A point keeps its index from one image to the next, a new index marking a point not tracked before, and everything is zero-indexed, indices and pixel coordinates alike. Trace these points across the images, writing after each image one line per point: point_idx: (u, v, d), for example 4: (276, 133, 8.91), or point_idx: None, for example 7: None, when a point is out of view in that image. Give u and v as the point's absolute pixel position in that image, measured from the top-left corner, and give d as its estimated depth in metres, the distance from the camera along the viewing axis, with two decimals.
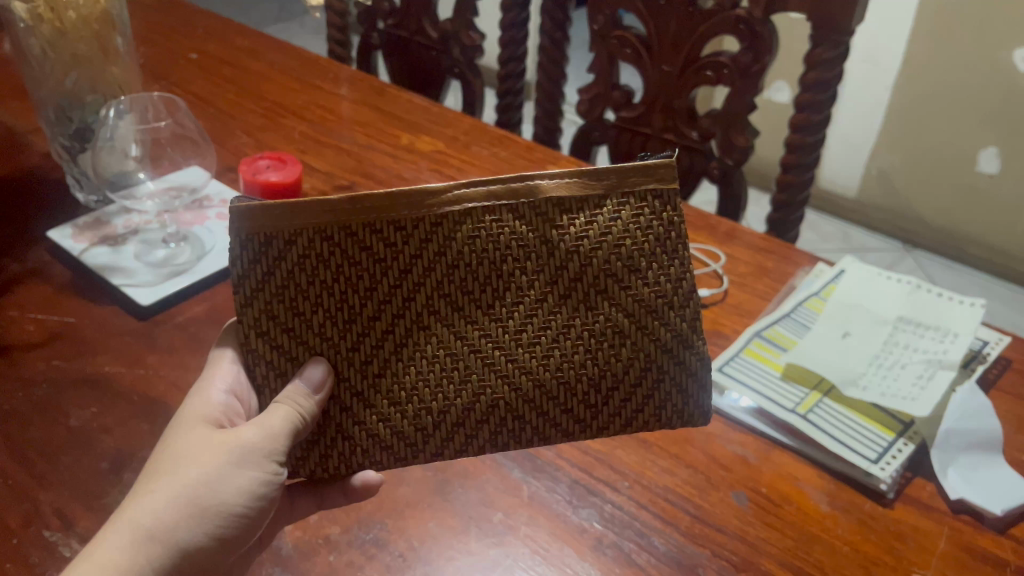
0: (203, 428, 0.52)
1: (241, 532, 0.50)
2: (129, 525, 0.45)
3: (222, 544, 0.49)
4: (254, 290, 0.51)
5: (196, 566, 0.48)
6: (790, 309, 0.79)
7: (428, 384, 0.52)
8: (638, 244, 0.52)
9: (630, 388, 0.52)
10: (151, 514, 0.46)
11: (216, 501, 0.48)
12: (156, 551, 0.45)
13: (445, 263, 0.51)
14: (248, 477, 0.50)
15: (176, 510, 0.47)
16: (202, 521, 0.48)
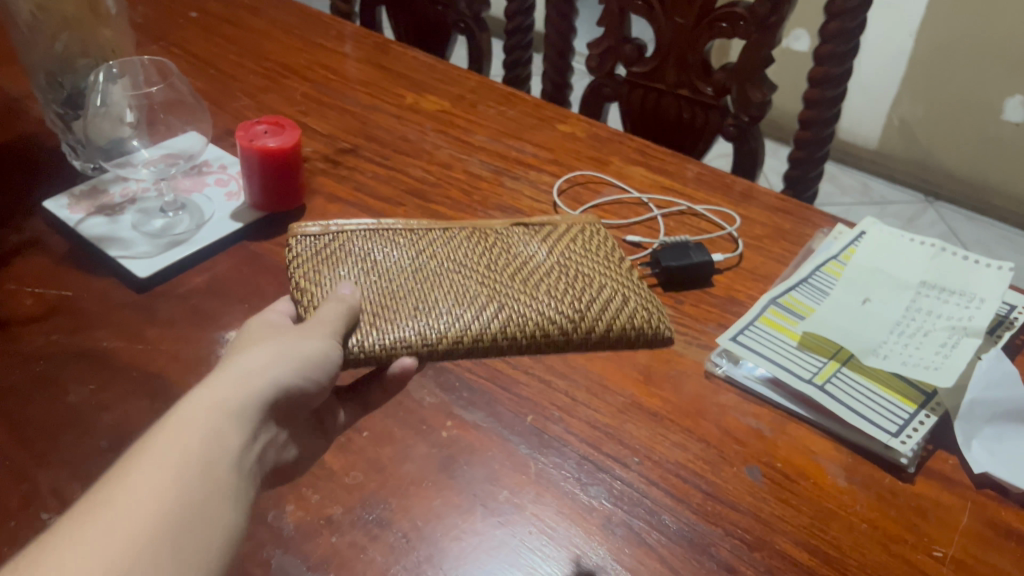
0: (264, 324, 0.54)
1: (318, 395, 0.52)
2: (230, 371, 0.46)
3: (300, 400, 0.50)
4: (306, 262, 0.64)
5: (280, 413, 0.48)
6: (807, 276, 0.75)
7: (447, 302, 0.62)
8: (587, 234, 0.73)
9: (607, 310, 0.64)
10: (252, 362, 0.47)
11: (300, 353, 0.50)
12: (262, 388, 0.46)
13: (450, 240, 0.69)
14: (320, 344, 0.52)
15: (273, 356, 0.48)
16: (299, 365, 0.49)
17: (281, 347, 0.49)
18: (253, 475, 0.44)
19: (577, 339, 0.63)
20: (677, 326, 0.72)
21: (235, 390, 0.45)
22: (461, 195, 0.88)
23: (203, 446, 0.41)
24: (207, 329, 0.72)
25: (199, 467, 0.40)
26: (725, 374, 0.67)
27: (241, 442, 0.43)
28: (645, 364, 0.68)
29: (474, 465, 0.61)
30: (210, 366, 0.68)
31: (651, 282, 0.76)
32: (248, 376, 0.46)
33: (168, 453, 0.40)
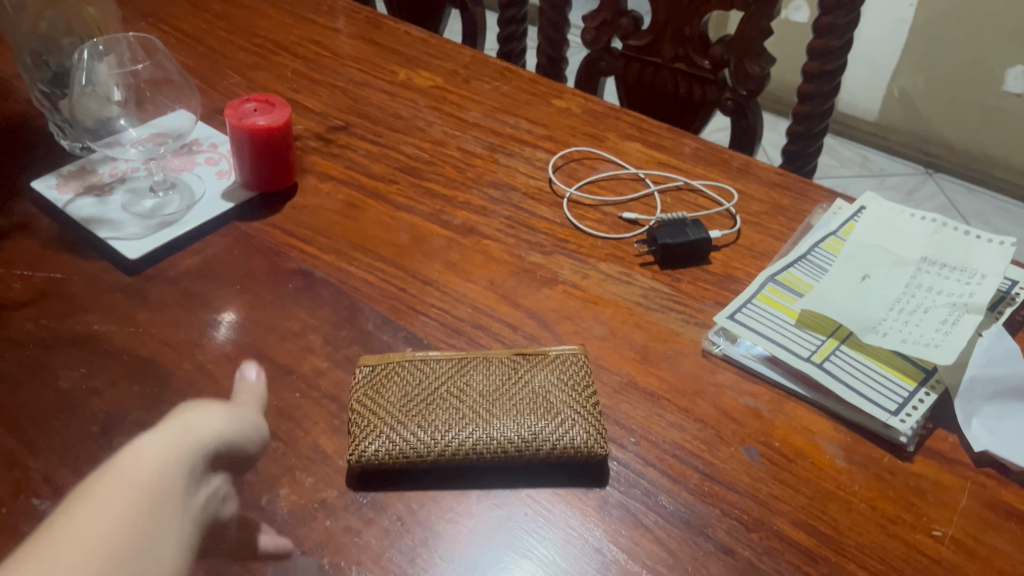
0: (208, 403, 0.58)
1: (250, 458, 0.57)
2: (179, 419, 0.52)
3: (227, 468, 0.54)
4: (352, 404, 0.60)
5: (212, 463, 0.52)
6: (806, 253, 0.74)
7: (420, 445, 0.57)
8: (584, 376, 0.62)
9: (543, 442, 0.57)
10: (191, 421, 0.52)
11: (229, 424, 0.55)
12: (209, 533, 0.52)
13: (469, 378, 0.62)
14: (249, 434, 0.57)
15: (207, 416, 0.53)
16: (227, 427, 0.54)
17: (212, 413, 0.54)
18: (197, 520, 0.48)
19: (525, 455, 0.57)
20: (675, 305, 0.71)
21: (178, 441, 0.50)
22: (455, 172, 0.87)
23: (147, 484, 0.46)
24: (199, 312, 0.71)
25: (144, 508, 0.45)
26: (723, 353, 0.66)
27: (183, 486, 0.48)
28: (642, 343, 0.67)
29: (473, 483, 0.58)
30: (202, 349, 0.68)
31: (648, 260, 0.75)
32: (193, 424, 0.52)
33: (112, 505, 0.45)
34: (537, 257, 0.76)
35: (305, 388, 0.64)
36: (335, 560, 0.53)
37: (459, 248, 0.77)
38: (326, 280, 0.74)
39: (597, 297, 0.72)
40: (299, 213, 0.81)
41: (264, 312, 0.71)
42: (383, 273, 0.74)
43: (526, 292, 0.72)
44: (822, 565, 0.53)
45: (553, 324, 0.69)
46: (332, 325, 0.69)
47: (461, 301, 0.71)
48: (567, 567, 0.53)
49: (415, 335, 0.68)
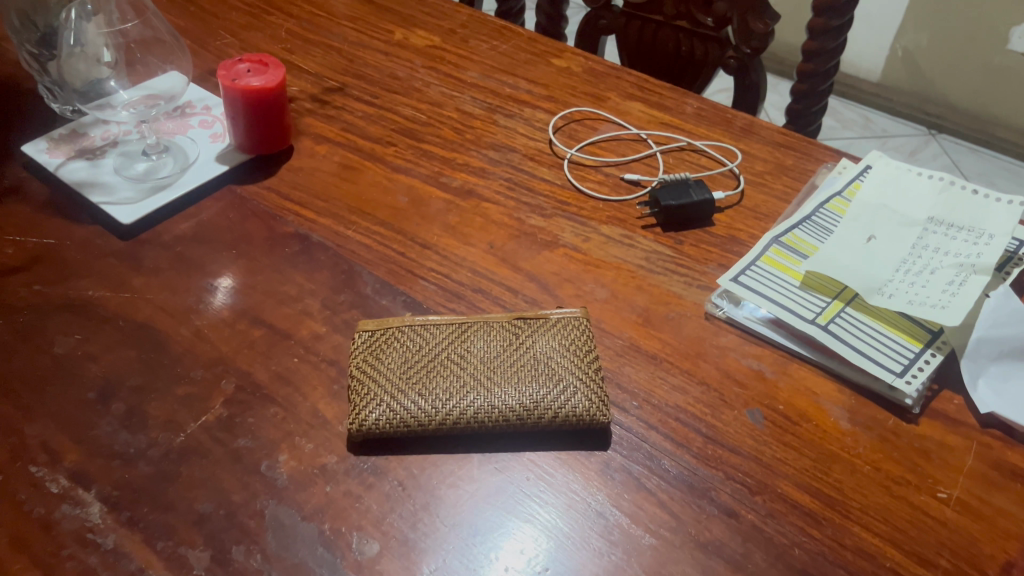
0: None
1: None
2: None
3: None
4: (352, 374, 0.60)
5: None
6: (811, 214, 0.72)
7: (423, 413, 0.57)
8: (585, 341, 0.61)
9: (550, 411, 0.57)
10: None
11: None
12: None
13: (469, 342, 0.61)
14: None
15: None
16: None
17: None
18: None
19: (531, 424, 0.57)
20: (677, 268, 0.70)
21: None
22: (453, 134, 0.86)
23: None
24: (194, 278, 0.70)
25: None
26: (726, 316, 0.65)
27: None
28: (644, 306, 0.67)
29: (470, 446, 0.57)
30: (199, 315, 0.67)
31: (650, 222, 0.74)
32: None
33: None
34: (538, 219, 0.75)
35: (304, 352, 0.63)
36: (336, 525, 0.53)
37: (458, 211, 0.76)
38: (323, 244, 0.73)
39: (599, 260, 0.71)
40: (295, 177, 0.80)
41: (261, 276, 0.70)
42: (381, 236, 0.73)
43: (526, 255, 0.71)
44: (825, 528, 0.53)
45: (554, 287, 0.68)
46: (330, 289, 0.68)
47: (460, 264, 0.70)
48: (569, 532, 0.53)
49: (414, 299, 0.67)
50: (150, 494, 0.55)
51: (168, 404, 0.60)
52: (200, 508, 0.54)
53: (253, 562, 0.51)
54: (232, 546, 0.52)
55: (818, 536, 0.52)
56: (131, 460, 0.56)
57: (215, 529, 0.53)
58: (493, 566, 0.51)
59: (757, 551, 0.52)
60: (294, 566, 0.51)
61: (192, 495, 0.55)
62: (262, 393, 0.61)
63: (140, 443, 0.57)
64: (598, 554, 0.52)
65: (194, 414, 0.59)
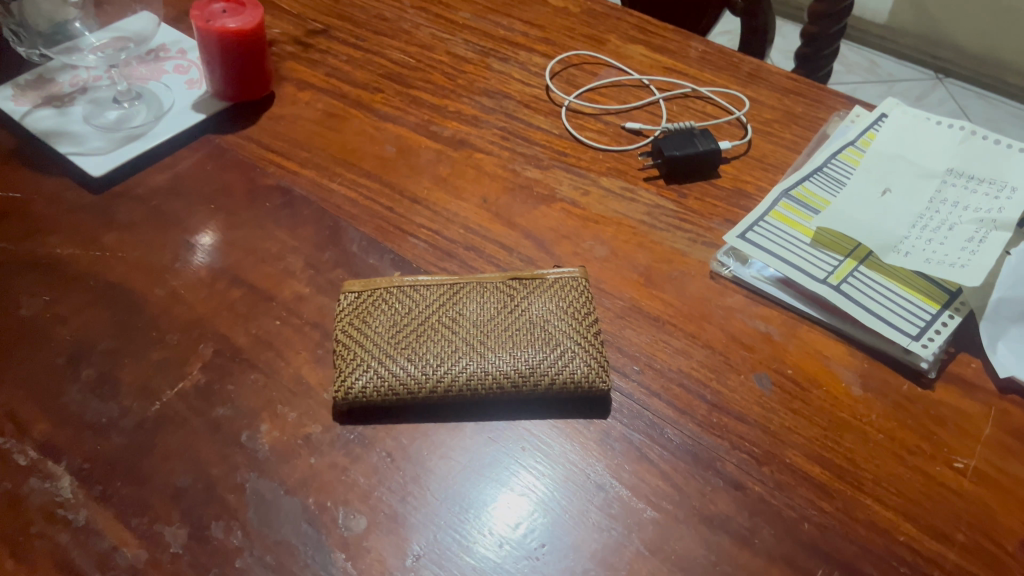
0: None
1: None
2: None
3: None
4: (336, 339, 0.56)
5: None
6: (822, 165, 0.68)
7: (412, 380, 0.53)
8: (583, 302, 0.58)
9: (547, 378, 0.54)
10: None
11: None
12: None
13: (460, 304, 0.58)
14: None
15: None
16: None
17: None
18: None
19: (526, 391, 0.54)
20: (681, 223, 0.66)
21: None
22: (444, 79, 0.81)
23: None
24: (170, 232, 0.65)
25: None
26: (732, 275, 0.62)
27: None
28: (646, 264, 0.63)
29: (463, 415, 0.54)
30: (175, 273, 0.63)
31: (652, 174, 0.70)
32: None
33: None
34: (534, 172, 0.71)
35: (286, 314, 0.60)
36: (320, 499, 0.50)
37: (449, 162, 0.72)
38: (306, 197, 0.68)
39: (598, 215, 0.67)
40: (276, 126, 0.76)
41: (240, 231, 0.66)
42: (368, 189, 0.69)
43: (521, 210, 0.67)
44: (836, 501, 0.50)
45: (551, 244, 0.64)
46: (313, 246, 0.64)
47: (452, 220, 0.66)
48: (566, 505, 0.50)
49: (402, 257, 0.63)
50: (124, 466, 0.52)
51: (142, 370, 0.56)
52: (176, 481, 0.51)
53: (233, 540, 0.49)
54: (211, 522, 0.49)
55: (829, 510, 0.50)
56: (103, 430, 0.53)
57: (193, 504, 0.50)
58: (486, 542, 0.49)
59: (765, 525, 0.49)
60: (276, 543, 0.48)
61: (169, 467, 0.52)
62: (242, 357, 0.57)
63: (113, 412, 0.54)
64: (597, 529, 0.49)
65: (170, 381, 0.56)
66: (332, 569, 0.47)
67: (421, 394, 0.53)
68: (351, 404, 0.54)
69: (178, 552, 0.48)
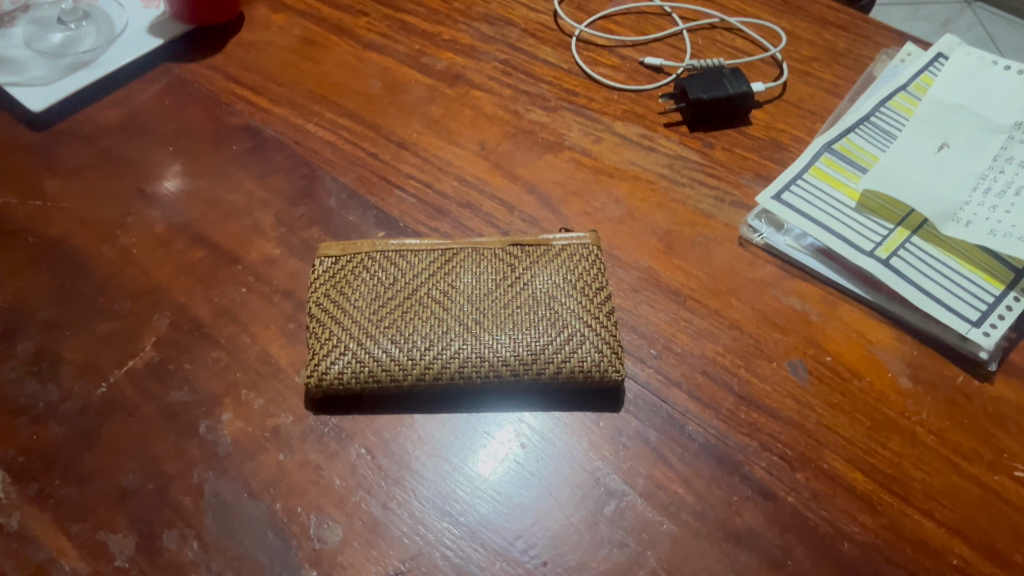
0: None
1: None
2: None
3: None
4: (310, 313, 0.48)
5: None
6: (869, 114, 0.59)
7: (397, 365, 0.46)
8: (596, 274, 0.50)
9: (553, 365, 0.46)
10: None
11: None
12: None
13: (453, 274, 0.50)
14: None
15: None
16: None
17: None
18: None
19: (527, 380, 0.46)
20: (707, 179, 0.58)
21: None
22: (439, 2, 0.71)
23: None
24: (122, 179, 0.57)
25: None
26: (765, 243, 0.54)
27: None
28: (666, 227, 0.55)
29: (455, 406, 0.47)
30: (126, 229, 0.54)
31: (674, 120, 0.62)
32: None
33: None
34: (539, 114, 0.62)
35: (253, 281, 0.52)
36: (289, 505, 0.44)
37: (443, 101, 0.63)
38: (278, 140, 0.60)
39: (612, 168, 0.59)
40: (246, 54, 0.66)
41: (203, 180, 0.57)
42: (349, 132, 0.61)
43: (524, 160, 0.59)
44: (880, 516, 0.44)
45: (558, 202, 0.57)
46: (286, 200, 0.56)
47: (445, 170, 0.58)
48: (572, 514, 0.44)
49: (387, 215, 0.56)
50: (64, 461, 0.45)
51: (86, 345, 0.49)
52: (123, 480, 0.44)
53: (188, 552, 0.42)
54: (162, 531, 0.43)
55: (872, 527, 0.44)
56: (40, 417, 0.46)
57: (142, 508, 0.43)
58: (479, 558, 0.42)
59: (799, 544, 0.43)
60: (237, 558, 0.42)
61: (115, 464, 0.45)
62: (202, 332, 0.50)
63: (51, 396, 0.47)
64: (606, 544, 0.43)
65: (118, 358, 0.49)
66: None
67: (406, 382, 0.46)
68: (326, 391, 0.46)
69: (124, 566, 0.42)
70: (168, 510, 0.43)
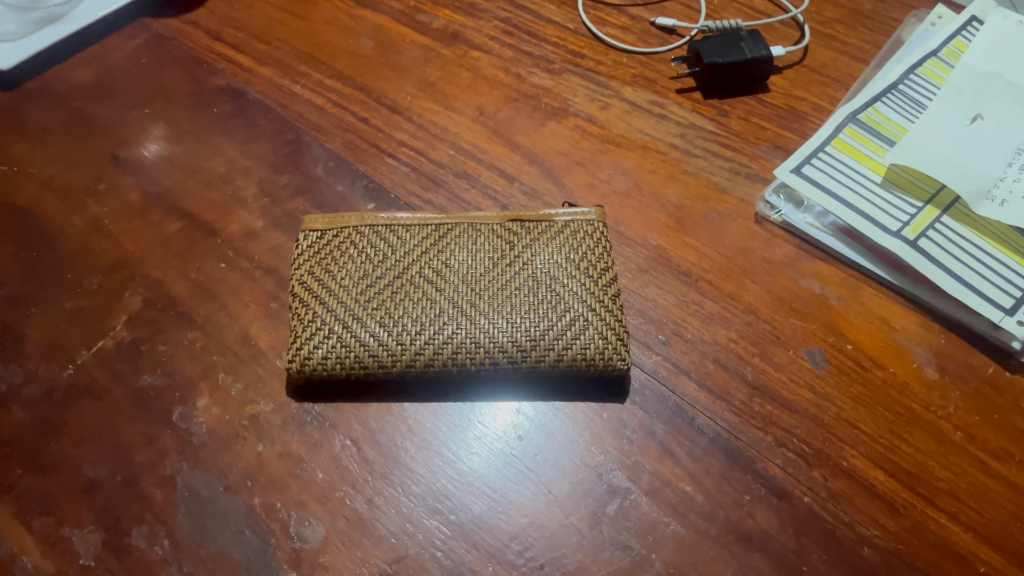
0: None
1: None
2: None
3: None
4: (292, 293, 0.45)
5: None
6: (897, 82, 0.54)
7: (385, 349, 0.42)
8: (601, 253, 0.46)
9: (553, 352, 0.43)
10: None
11: None
12: None
13: (446, 252, 0.46)
14: None
15: None
16: None
17: None
18: None
19: (526, 368, 0.43)
20: (721, 150, 0.54)
21: None
22: None
23: None
24: (94, 143, 0.53)
25: None
26: (782, 221, 0.51)
27: None
28: (677, 202, 0.52)
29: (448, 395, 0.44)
30: (98, 197, 0.51)
31: (687, 85, 0.57)
32: None
33: None
34: (543, 78, 0.58)
35: (232, 255, 0.49)
36: (268, 500, 0.41)
37: (439, 62, 0.59)
38: (262, 103, 0.56)
39: (620, 137, 0.55)
40: (229, 9, 0.62)
41: (181, 145, 0.54)
42: (339, 95, 0.57)
43: (525, 127, 0.55)
44: (903, 518, 0.41)
45: (561, 173, 0.53)
46: (269, 168, 0.53)
47: (441, 137, 0.55)
48: (572, 513, 0.41)
49: (378, 185, 0.52)
50: (26, 449, 0.42)
51: (53, 323, 0.46)
52: (90, 471, 0.41)
53: (158, 550, 0.39)
54: (131, 527, 0.40)
55: (894, 530, 0.40)
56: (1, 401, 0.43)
57: (110, 501, 0.40)
58: (471, 560, 0.39)
59: (815, 549, 0.40)
60: (211, 557, 0.39)
61: (82, 453, 0.42)
62: (178, 310, 0.47)
63: (14, 378, 0.44)
64: (609, 547, 0.40)
65: (86, 338, 0.45)
66: None
67: (395, 368, 0.43)
68: (308, 377, 0.43)
69: (90, 565, 0.39)
70: (138, 505, 0.40)
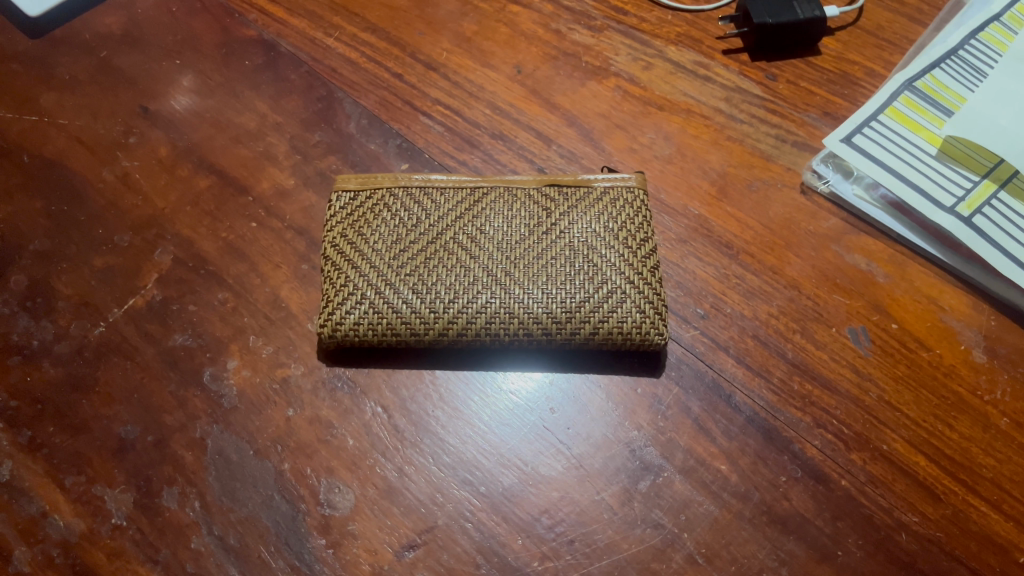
0: None
1: None
2: None
3: None
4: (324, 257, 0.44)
5: None
6: (956, 47, 0.51)
7: (417, 316, 0.41)
8: (642, 220, 0.44)
9: (590, 325, 0.41)
10: None
11: None
12: None
13: (481, 216, 0.45)
14: None
15: None
16: None
17: None
18: None
19: (559, 339, 0.42)
20: (768, 116, 0.52)
21: None
22: None
23: None
24: (123, 95, 0.52)
25: None
26: (829, 192, 0.49)
27: None
28: (720, 168, 0.50)
29: (482, 365, 0.44)
30: (128, 152, 0.50)
31: (734, 46, 0.55)
32: None
33: None
34: (583, 35, 0.56)
35: (263, 214, 0.48)
36: (298, 465, 0.40)
37: (476, 16, 0.57)
38: (294, 56, 0.54)
39: (663, 99, 0.53)
40: None
41: (211, 99, 0.52)
42: (373, 49, 0.55)
43: (564, 87, 0.54)
44: (943, 506, 0.40)
45: (600, 136, 0.51)
46: (301, 125, 0.51)
47: (477, 95, 0.53)
48: (603, 488, 0.40)
49: (411, 144, 0.51)
50: (57, 407, 0.42)
51: (82, 280, 0.45)
52: (121, 431, 0.41)
53: (188, 512, 0.39)
54: (162, 488, 0.40)
55: (932, 517, 0.39)
56: (32, 358, 0.43)
57: (141, 463, 0.40)
58: (501, 533, 0.39)
59: (851, 533, 0.39)
60: (241, 521, 0.39)
61: (113, 413, 0.42)
62: (208, 270, 0.46)
63: (45, 335, 0.44)
64: (640, 524, 0.39)
65: (117, 296, 0.45)
66: (309, 558, 0.38)
67: (429, 335, 0.41)
68: (341, 343, 0.42)
69: (121, 525, 0.39)
70: (170, 465, 0.40)
